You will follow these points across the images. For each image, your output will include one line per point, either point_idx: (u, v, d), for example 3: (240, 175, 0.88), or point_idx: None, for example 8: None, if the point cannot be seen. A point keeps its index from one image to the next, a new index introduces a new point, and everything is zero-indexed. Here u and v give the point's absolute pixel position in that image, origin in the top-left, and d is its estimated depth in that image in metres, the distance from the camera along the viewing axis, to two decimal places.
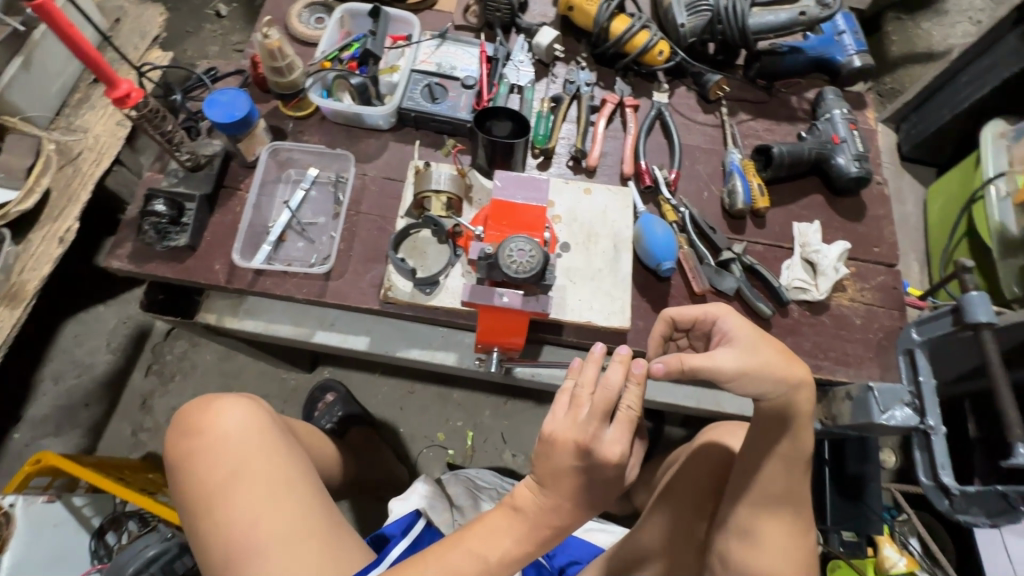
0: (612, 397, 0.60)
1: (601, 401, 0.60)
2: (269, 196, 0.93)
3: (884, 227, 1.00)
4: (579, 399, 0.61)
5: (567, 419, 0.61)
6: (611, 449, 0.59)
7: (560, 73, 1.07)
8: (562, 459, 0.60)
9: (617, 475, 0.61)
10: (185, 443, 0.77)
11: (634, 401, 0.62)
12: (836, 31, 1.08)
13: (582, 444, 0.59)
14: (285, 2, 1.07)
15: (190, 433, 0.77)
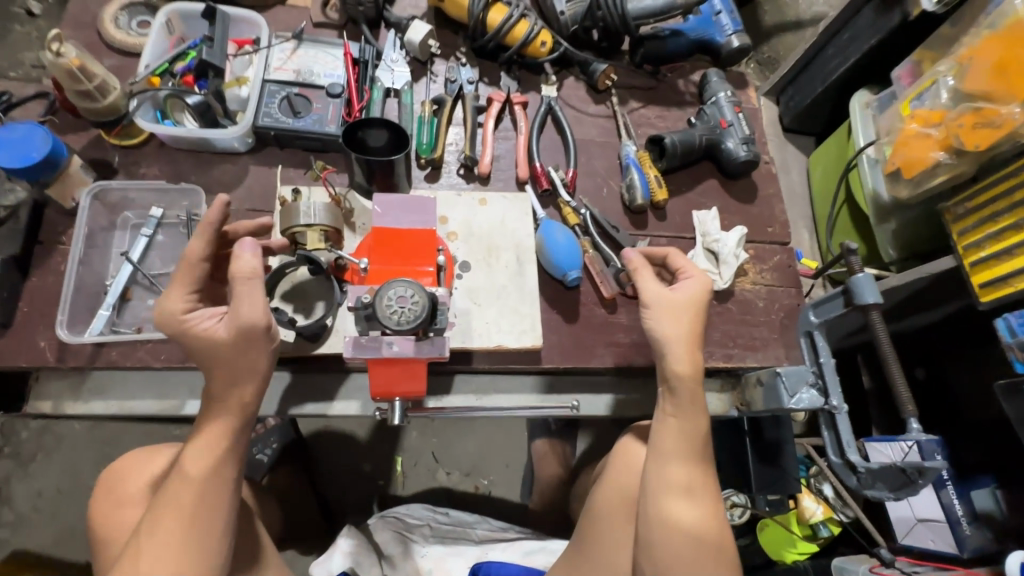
0: (191, 260, 0.64)
1: (185, 267, 0.64)
2: (102, 248, 0.77)
3: (775, 206, 1.02)
4: (185, 271, 0.64)
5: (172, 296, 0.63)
6: (174, 303, 0.63)
7: (440, 71, 0.98)
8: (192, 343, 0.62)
9: (201, 249, 0.64)
10: (99, 504, 0.70)
11: (208, 237, 0.64)
12: (713, 11, 1.07)
13: (175, 318, 0.62)
14: (95, 3, 0.88)
15: (112, 497, 0.71)
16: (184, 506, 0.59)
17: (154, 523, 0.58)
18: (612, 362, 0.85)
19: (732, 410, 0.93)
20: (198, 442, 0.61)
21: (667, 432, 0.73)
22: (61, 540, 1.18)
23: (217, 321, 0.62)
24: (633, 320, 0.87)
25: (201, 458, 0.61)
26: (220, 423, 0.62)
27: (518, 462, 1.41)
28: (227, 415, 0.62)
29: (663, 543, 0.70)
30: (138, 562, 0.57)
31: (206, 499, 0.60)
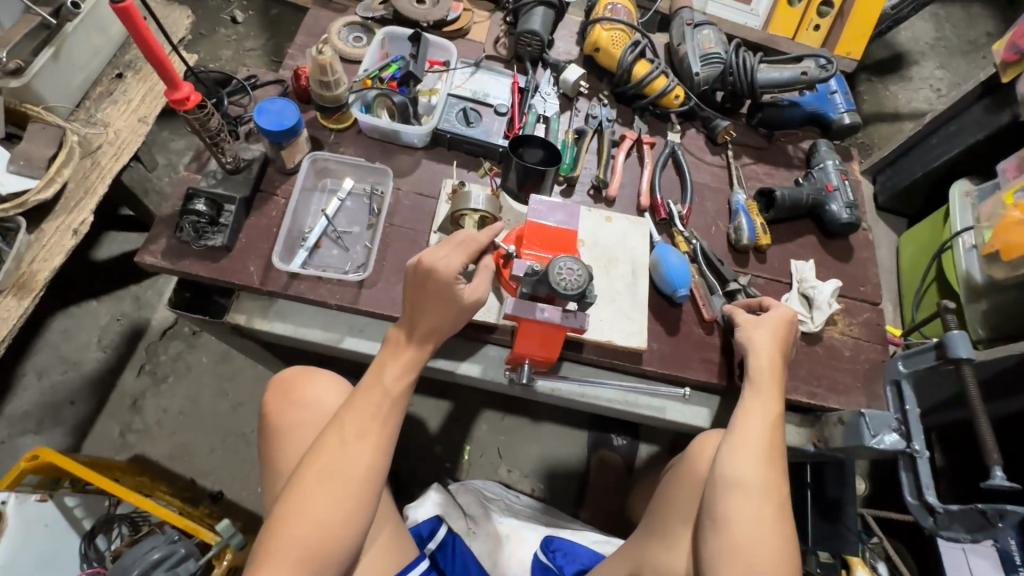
0: (473, 244, 0.80)
1: (463, 246, 0.79)
2: (305, 203, 0.95)
3: (869, 268, 1.10)
4: (467, 246, 0.79)
5: (444, 258, 0.77)
6: (445, 264, 0.76)
7: (582, 107, 1.14)
8: (421, 284, 0.77)
9: (472, 241, 0.80)
10: (274, 401, 0.88)
11: (482, 236, 0.81)
12: (829, 90, 1.19)
13: (451, 281, 0.76)
14: (326, 20, 1.12)
15: (287, 397, 0.87)
16: (381, 409, 0.73)
17: (356, 417, 0.72)
18: (704, 377, 0.94)
19: (808, 445, 0.98)
20: (395, 361, 0.76)
21: (751, 412, 0.79)
22: (175, 454, 1.35)
23: (467, 285, 0.78)
24: (728, 344, 0.97)
25: (396, 374, 0.76)
26: (411, 352, 0.77)
27: (575, 474, 1.47)
28: (419, 349, 0.77)
29: (727, 497, 0.74)
30: (342, 430, 0.71)
31: (396, 409, 0.75)
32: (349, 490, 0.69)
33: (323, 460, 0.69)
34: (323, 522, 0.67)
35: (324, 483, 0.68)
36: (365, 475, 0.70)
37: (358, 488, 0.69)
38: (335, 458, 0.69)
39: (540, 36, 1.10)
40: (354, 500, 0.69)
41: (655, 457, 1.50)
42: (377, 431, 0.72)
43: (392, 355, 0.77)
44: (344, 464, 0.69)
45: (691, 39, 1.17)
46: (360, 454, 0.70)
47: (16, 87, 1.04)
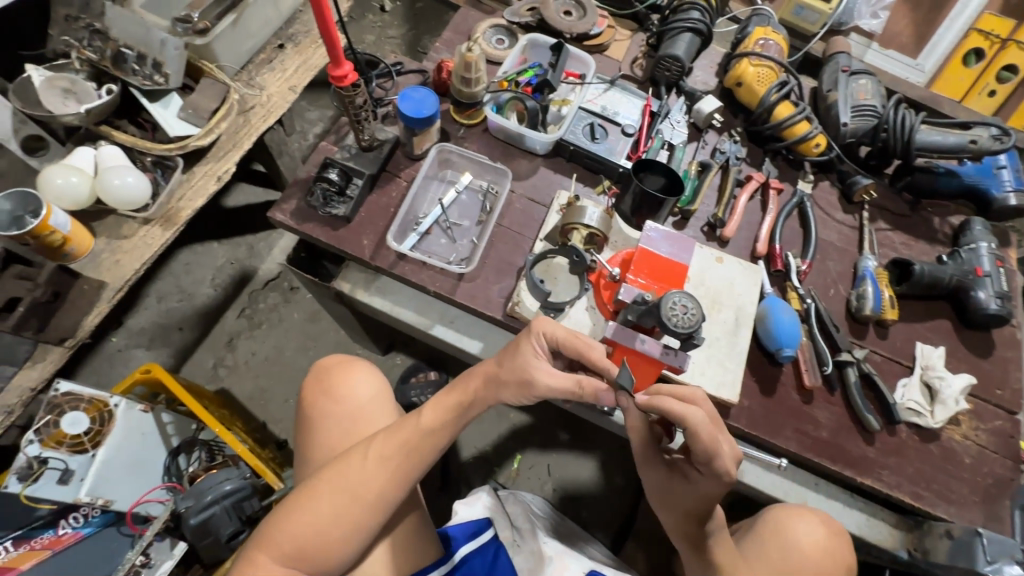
0: (584, 343, 0.73)
1: (573, 336, 0.74)
2: (424, 190, 1.00)
3: (1010, 370, 0.97)
4: (580, 340, 0.73)
5: (551, 326, 0.76)
6: (542, 329, 0.75)
7: (710, 140, 1.10)
8: (520, 348, 0.76)
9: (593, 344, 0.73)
10: (312, 388, 0.91)
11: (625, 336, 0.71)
12: (996, 164, 1.06)
13: (537, 354, 0.74)
14: (474, 20, 1.17)
15: (323, 387, 0.90)
16: (408, 444, 0.76)
17: (385, 440, 0.76)
18: (794, 448, 0.87)
19: (901, 551, 0.87)
20: (441, 400, 0.78)
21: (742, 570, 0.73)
22: (254, 396, 1.45)
23: (545, 368, 0.74)
24: (827, 418, 0.90)
25: (437, 414, 0.77)
26: (458, 396, 0.78)
27: (622, 512, 1.42)
28: (466, 392, 0.78)
29: None
30: (369, 449, 0.76)
31: (423, 447, 0.76)
32: (355, 504, 0.74)
33: (344, 470, 0.75)
34: (322, 525, 0.73)
35: (337, 492, 0.74)
36: (373, 495, 0.74)
37: (360, 508, 0.73)
38: (350, 471, 0.75)
39: (682, 61, 1.08)
40: (353, 518, 0.73)
41: None
42: (395, 457, 0.75)
43: (442, 399, 0.79)
44: (361, 479, 0.74)
45: (845, 87, 1.09)
46: (375, 477, 0.74)
47: (200, 45, 1.17)
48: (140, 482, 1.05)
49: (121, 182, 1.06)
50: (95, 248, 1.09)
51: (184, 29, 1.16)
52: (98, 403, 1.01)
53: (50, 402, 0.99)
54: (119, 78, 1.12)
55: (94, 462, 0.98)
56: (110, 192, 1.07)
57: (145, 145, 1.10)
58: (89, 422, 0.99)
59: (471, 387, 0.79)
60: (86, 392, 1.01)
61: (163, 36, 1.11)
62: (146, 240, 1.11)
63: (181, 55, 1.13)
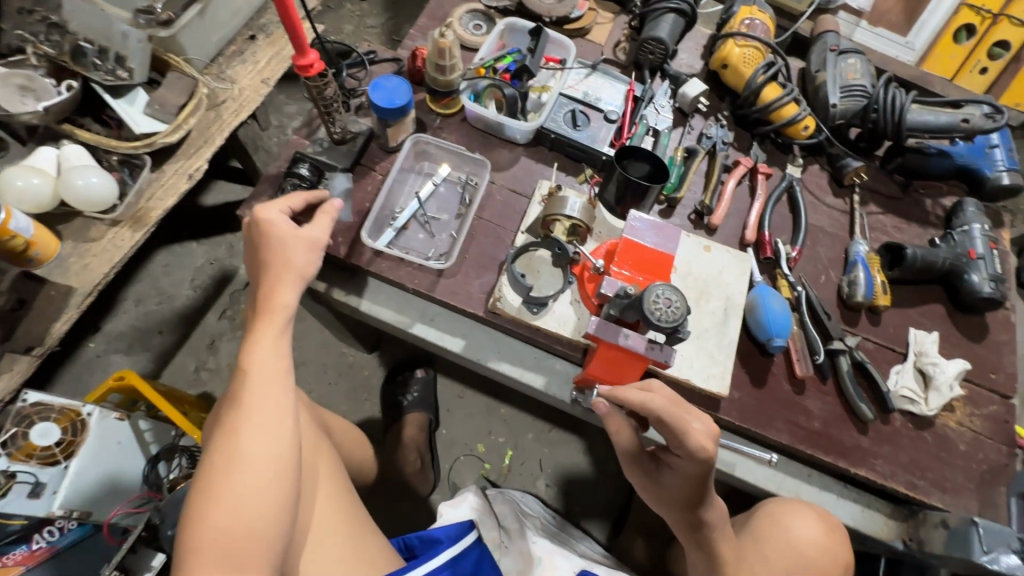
0: None
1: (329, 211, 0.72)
2: (401, 183, 0.96)
3: (1004, 354, 0.95)
4: None
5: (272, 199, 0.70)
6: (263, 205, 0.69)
7: (696, 125, 1.07)
8: (259, 238, 0.67)
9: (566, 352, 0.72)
10: None
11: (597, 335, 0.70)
12: (988, 143, 1.05)
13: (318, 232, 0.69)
14: (450, 5, 1.12)
15: None
16: (265, 388, 0.60)
17: (233, 409, 0.59)
18: (786, 440, 0.85)
19: (896, 541, 0.85)
20: (260, 341, 0.62)
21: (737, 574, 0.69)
22: None
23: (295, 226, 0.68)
24: (818, 407, 0.87)
25: (267, 350, 0.62)
26: (274, 317, 0.63)
27: (615, 505, 1.40)
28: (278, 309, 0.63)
29: None
30: (234, 424, 0.58)
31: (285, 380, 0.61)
32: (250, 491, 0.56)
33: (213, 473, 0.56)
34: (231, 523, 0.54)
35: (230, 479, 0.56)
36: (266, 463, 0.57)
37: (266, 476, 0.57)
38: (223, 469, 0.56)
39: (665, 44, 1.04)
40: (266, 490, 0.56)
41: None
42: (265, 412, 0.58)
43: (263, 341, 0.62)
44: (239, 461, 0.57)
45: (833, 67, 1.06)
46: (255, 437, 0.57)
47: (164, 37, 1.12)
48: (118, 492, 1.02)
49: (84, 183, 1.02)
50: (62, 252, 1.05)
51: (148, 21, 1.12)
52: (70, 412, 0.98)
53: (18, 414, 0.96)
54: (79, 74, 1.07)
55: (67, 473, 0.95)
56: (74, 194, 1.02)
57: (110, 143, 1.06)
58: (60, 432, 0.96)
59: (283, 302, 0.64)
60: (57, 402, 0.98)
61: (125, 29, 1.07)
62: (115, 243, 1.07)
63: (144, 48, 1.09)
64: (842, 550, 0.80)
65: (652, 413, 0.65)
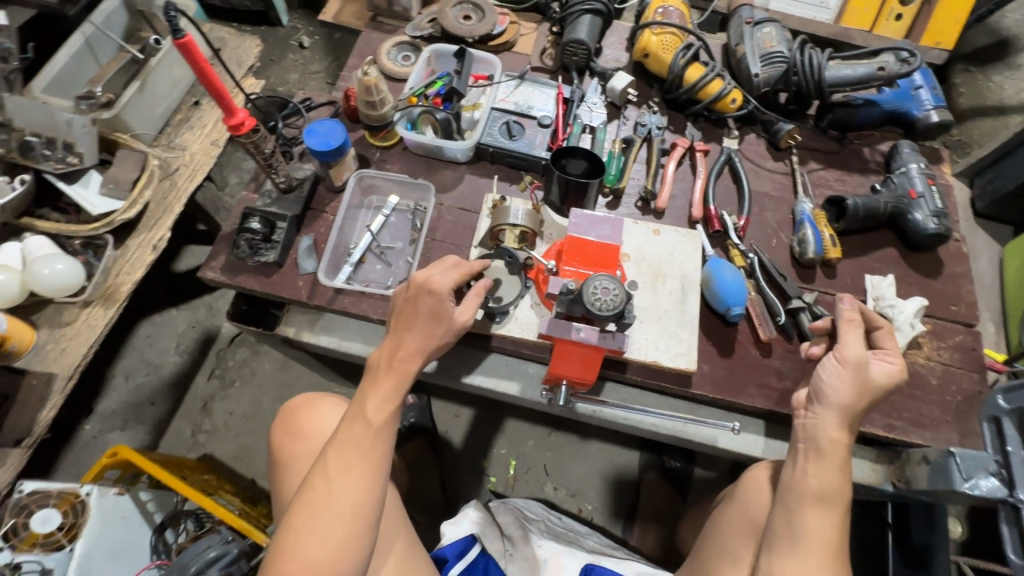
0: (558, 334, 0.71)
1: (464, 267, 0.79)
2: (352, 219, 0.98)
3: (962, 285, 0.97)
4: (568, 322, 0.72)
5: (442, 267, 0.78)
6: (435, 279, 0.75)
7: (631, 116, 1.10)
8: (419, 299, 0.74)
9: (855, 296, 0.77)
10: (280, 434, 0.90)
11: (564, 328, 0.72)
12: (913, 86, 1.08)
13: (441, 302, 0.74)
14: (377, 41, 1.16)
15: (288, 428, 0.90)
16: (363, 443, 0.68)
17: (332, 458, 0.68)
18: (761, 404, 0.87)
19: (885, 484, 0.86)
20: (375, 390, 0.71)
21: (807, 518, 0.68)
22: (240, 456, 1.44)
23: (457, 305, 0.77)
24: (787, 367, 0.89)
25: (377, 407, 0.70)
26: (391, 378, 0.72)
27: (625, 497, 1.41)
28: (404, 372, 0.72)
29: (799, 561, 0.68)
30: (329, 467, 0.67)
31: (380, 442, 0.69)
32: (334, 542, 0.64)
33: (305, 519, 0.65)
34: (318, 559, 0.63)
35: (320, 518, 0.65)
36: (351, 516, 0.65)
37: (347, 522, 0.65)
38: (311, 516, 0.65)
39: (586, 44, 1.08)
40: (345, 533, 0.65)
41: (712, 483, 1.41)
42: (358, 463, 0.67)
43: (370, 405, 0.70)
44: (325, 510, 0.65)
45: (750, 39, 1.09)
46: (345, 488, 0.66)
47: (107, 118, 1.15)
48: (126, 566, 1.04)
49: (50, 271, 1.04)
50: (38, 340, 1.08)
51: (89, 106, 1.16)
52: (68, 496, 1.00)
53: (18, 504, 0.98)
54: (30, 167, 1.10)
55: (73, 556, 0.97)
56: (40, 282, 1.05)
57: (70, 229, 1.09)
58: (60, 517, 0.97)
59: (409, 369, 0.72)
60: (54, 487, 1.00)
61: (68, 117, 1.10)
62: (89, 323, 1.10)
63: (90, 132, 1.12)
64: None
65: (883, 327, 0.75)
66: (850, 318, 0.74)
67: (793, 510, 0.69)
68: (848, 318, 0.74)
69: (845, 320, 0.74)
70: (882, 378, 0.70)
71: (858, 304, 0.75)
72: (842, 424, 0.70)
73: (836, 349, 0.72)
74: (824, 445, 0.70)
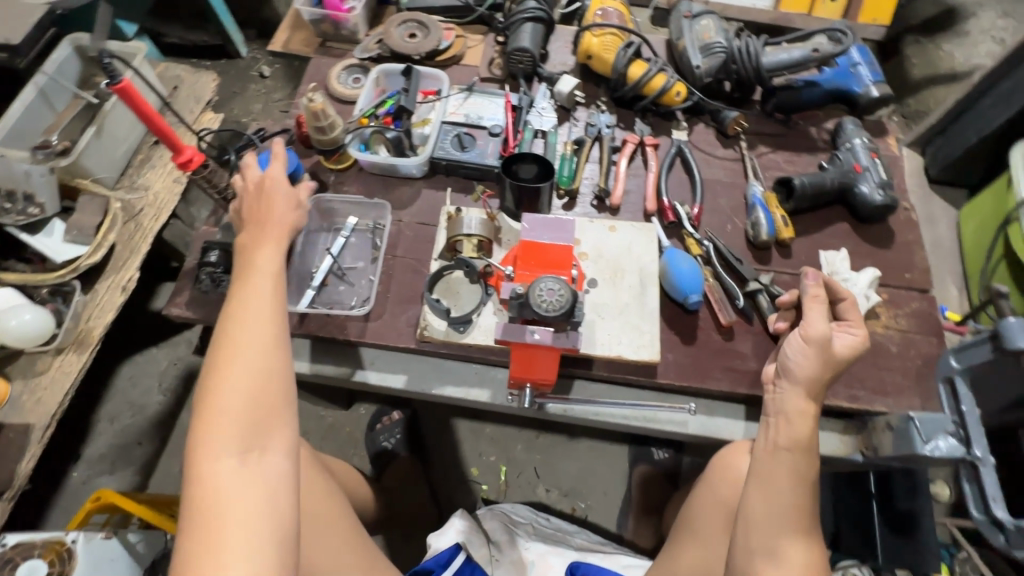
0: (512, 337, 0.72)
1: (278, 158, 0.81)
2: (312, 243, 1.00)
3: (914, 252, 1.00)
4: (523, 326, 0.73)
5: (269, 159, 0.80)
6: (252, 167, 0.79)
7: (581, 117, 1.12)
8: (264, 187, 0.77)
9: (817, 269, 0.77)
10: None
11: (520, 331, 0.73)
12: (851, 63, 1.10)
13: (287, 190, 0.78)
14: (327, 66, 1.18)
15: None
16: (265, 284, 0.69)
17: (235, 303, 0.68)
18: (727, 387, 0.88)
19: (856, 454, 0.88)
20: (265, 245, 0.73)
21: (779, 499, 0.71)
22: None
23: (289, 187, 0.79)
24: (750, 348, 0.91)
25: (267, 256, 0.72)
26: (268, 248, 0.73)
27: (617, 492, 1.42)
28: (277, 228, 0.75)
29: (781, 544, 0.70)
30: (238, 323, 0.66)
31: (279, 284, 0.71)
32: (256, 369, 0.64)
33: (209, 433, 0.61)
34: (238, 404, 0.62)
35: (237, 348, 0.64)
36: (266, 340, 0.66)
37: (264, 343, 0.65)
38: (216, 444, 0.60)
39: (530, 52, 1.10)
40: (261, 364, 0.64)
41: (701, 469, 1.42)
42: (263, 289, 0.69)
43: (258, 324, 0.66)
44: (226, 420, 0.61)
45: (689, 32, 1.11)
46: (255, 320, 0.66)
47: (67, 165, 1.16)
48: None
49: (19, 322, 1.05)
50: (13, 392, 1.08)
51: (46, 155, 1.17)
52: (55, 544, 1.00)
53: (3, 558, 0.98)
54: None
55: None
56: (10, 334, 1.05)
57: (36, 278, 1.10)
58: (48, 565, 0.99)
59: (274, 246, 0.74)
60: (40, 538, 1.00)
61: (26, 167, 1.11)
62: (64, 370, 1.10)
63: (49, 181, 1.13)
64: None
65: (847, 298, 0.76)
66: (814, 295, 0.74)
67: (772, 492, 0.71)
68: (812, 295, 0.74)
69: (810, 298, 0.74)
70: (844, 352, 0.71)
71: (822, 278, 0.76)
72: (808, 396, 0.71)
73: (801, 326, 0.73)
74: (792, 417, 0.72)
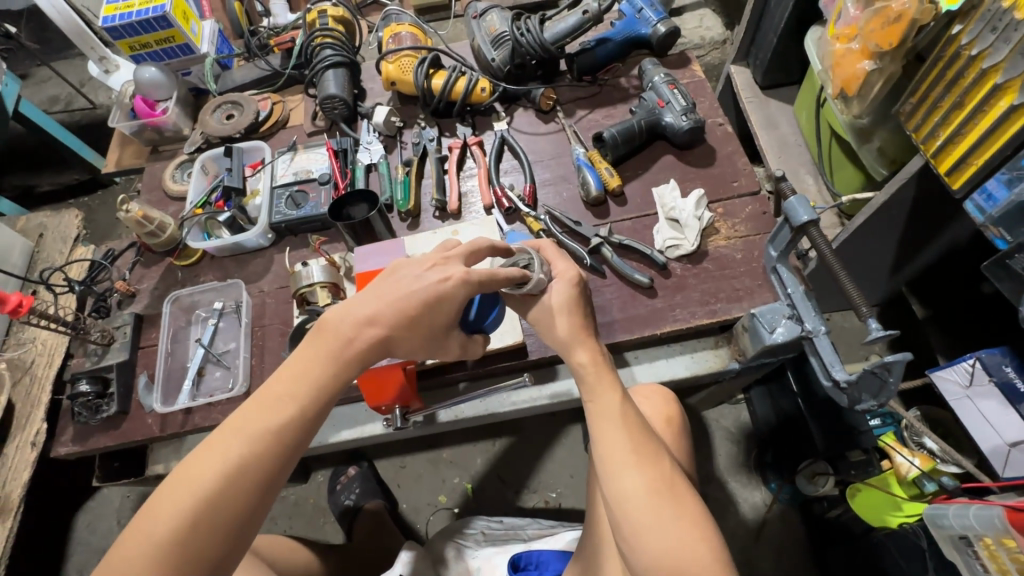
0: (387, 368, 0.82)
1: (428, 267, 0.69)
2: (184, 340, 1.01)
3: (736, 161, 1.05)
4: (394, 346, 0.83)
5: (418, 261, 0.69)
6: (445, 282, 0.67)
7: (408, 139, 1.16)
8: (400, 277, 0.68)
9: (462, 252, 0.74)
10: None
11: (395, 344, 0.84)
12: (635, 9, 1.16)
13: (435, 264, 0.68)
14: (160, 170, 1.20)
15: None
16: (335, 352, 0.62)
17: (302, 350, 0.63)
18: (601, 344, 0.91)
19: (732, 363, 0.92)
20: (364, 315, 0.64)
21: (601, 430, 0.67)
22: None
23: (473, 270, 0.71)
24: (607, 299, 0.94)
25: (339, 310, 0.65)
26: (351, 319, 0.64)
27: (582, 471, 1.44)
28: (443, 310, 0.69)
29: (619, 473, 0.63)
30: (287, 374, 0.61)
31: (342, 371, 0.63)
32: (239, 451, 0.56)
33: (153, 511, 0.53)
34: (219, 473, 0.55)
35: (242, 422, 0.58)
36: (269, 425, 0.58)
37: (269, 432, 0.58)
38: (212, 453, 0.56)
39: (339, 96, 1.14)
40: (254, 451, 0.57)
41: None
42: (311, 374, 0.61)
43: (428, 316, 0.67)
44: (192, 490, 0.54)
45: (479, 30, 1.17)
46: (282, 388, 0.60)
47: None
48: None
49: None
50: None
51: None
52: None
53: None
54: None
55: None
56: None
57: None
58: None
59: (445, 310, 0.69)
60: None
61: None
62: None
63: None
64: (655, 406, 0.86)
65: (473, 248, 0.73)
66: (446, 279, 0.66)
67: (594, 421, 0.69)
68: (443, 255, 0.69)
69: (445, 269, 0.67)
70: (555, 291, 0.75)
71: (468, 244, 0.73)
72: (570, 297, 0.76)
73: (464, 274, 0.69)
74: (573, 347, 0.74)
